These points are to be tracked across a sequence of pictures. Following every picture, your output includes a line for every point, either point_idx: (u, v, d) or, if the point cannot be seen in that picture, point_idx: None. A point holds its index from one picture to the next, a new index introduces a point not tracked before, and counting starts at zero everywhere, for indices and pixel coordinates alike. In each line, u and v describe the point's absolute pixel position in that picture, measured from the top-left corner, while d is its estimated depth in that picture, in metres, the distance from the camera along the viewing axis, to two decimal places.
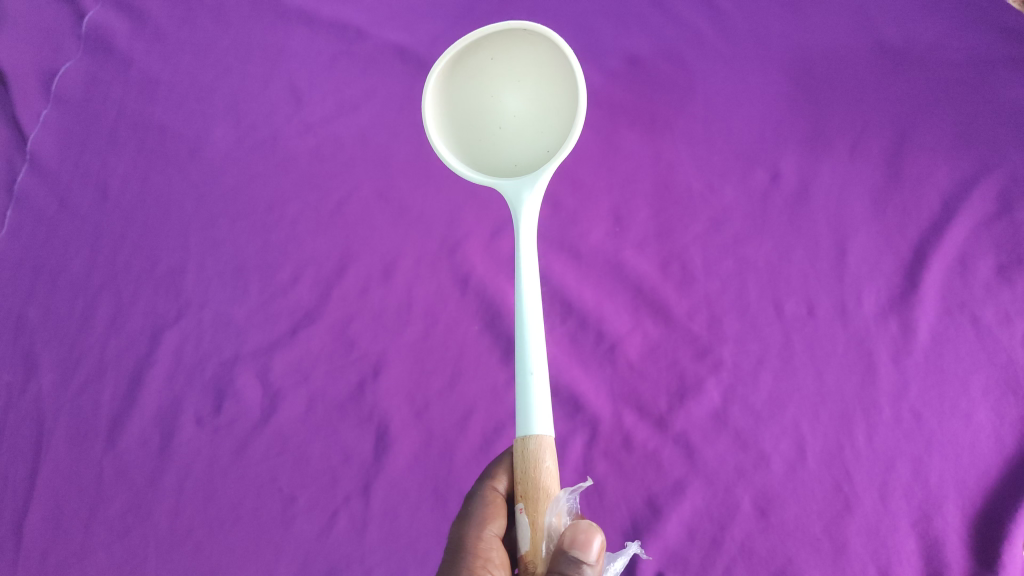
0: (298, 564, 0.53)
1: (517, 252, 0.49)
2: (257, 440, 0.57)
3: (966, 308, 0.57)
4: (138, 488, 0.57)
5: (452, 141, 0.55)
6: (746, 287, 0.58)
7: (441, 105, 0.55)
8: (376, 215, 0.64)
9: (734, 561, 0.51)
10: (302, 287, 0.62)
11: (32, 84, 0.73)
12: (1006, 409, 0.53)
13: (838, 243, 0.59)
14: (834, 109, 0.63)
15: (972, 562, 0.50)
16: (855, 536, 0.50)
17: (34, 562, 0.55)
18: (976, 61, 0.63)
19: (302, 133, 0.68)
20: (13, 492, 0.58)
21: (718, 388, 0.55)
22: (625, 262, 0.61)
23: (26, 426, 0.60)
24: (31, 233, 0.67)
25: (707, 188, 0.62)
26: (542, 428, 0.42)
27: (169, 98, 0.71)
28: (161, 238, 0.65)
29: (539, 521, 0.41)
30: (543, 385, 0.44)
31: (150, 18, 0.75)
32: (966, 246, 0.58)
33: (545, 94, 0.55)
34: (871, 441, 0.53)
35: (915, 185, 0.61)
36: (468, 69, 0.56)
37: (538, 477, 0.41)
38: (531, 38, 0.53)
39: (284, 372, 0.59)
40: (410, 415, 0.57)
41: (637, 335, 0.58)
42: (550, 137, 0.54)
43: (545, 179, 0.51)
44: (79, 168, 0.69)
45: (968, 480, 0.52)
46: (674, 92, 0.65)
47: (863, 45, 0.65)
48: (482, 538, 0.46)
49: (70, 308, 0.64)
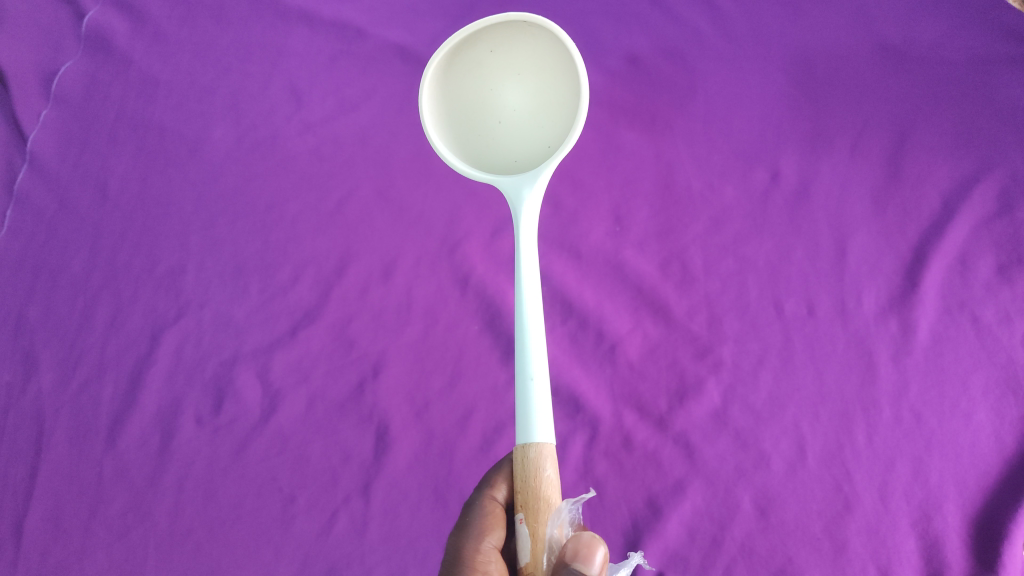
0: (298, 564, 0.53)
1: (517, 252, 0.49)
2: (258, 440, 0.57)
3: (966, 307, 0.57)
4: (138, 487, 0.57)
5: (449, 136, 0.55)
6: (746, 287, 0.58)
7: (438, 100, 0.55)
8: (375, 215, 0.64)
9: (734, 561, 0.50)
10: (302, 287, 0.62)
11: (32, 84, 0.73)
12: (1006, 409, 0.53)
13: (837, 243, 0.59)
14: (834, 108, 0.63)
15: (973, 562, 0.50)
16: (855, 536, 0.50)
17: (34, 561, 0.55)
18: (976, 60, 0.64)
19: (302, 133, 0.68)
20: (12, 491, 0.58)
21: (718, 387, 0.55)
22: (625, 262, 0.61)
23: (26, 426, 0.60)
24: (31, 233, 0.67)
25: (707, 188, 0.62)
26: (543, 436, 0.42)
27: (170, 98, 0.71)
28: (161, 238, 0.65)
29: (539, 532, 0.41)
30: (544, 389, 0.44)
31: (150, 19, 0.75)
32: (966, 245, 0.58)
33: (546, 88, 0.55)
34: (871, 441, 0.53)
35: (915, 184, 0.61)
36: (466, 63, 0.56)
37: (538, 486, 0.41)
38: (532, 29, 0.53)
39: (284, 372, 0.59)
40: (410, 415, 0.57)
41: (637, 335, 0.58)
42: (551, 132, 0.54)
43: (546, 176, 0.51)
44: (79, 168, 0.69)
45: (967, 479, 0.52)
46: (674, 92, 0.66)
47: (863, 44, 0.65)
48: (480, 550, 0.46)
49: (71, 309, 0.64)
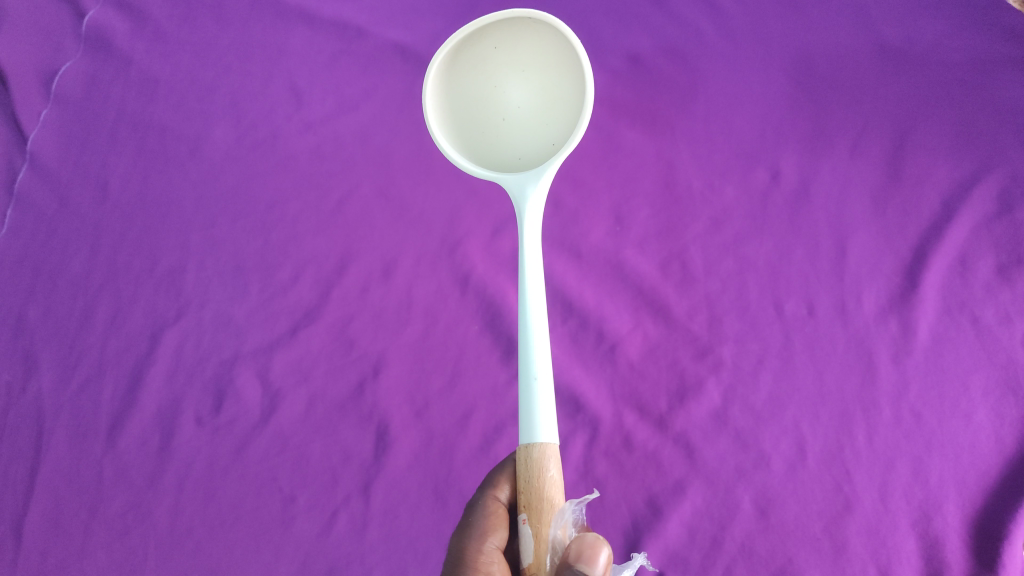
0: (298, 564, 0.53)
1: (521, 250, 0.49)
2: (258, 440, 0.57)
3: (966, 308, 0.57)
4: (138, 487, 0.57)
5: (453, 134, 0.55)
6: (746, 287, 0.58)
7: (442, 97, 0.55)
8: (375, 214, 0.64)
9: (734, 561, 0.50)
10: (302, 286, 0.62)
11: (33, 84, 0.73)
12: (1006, 410, 0.53)
13: (838, 243, 0.59)
14: (835, 108, 0.63)
15: (972, 562, 0.50)
16: (855, 536, 0.50)
17: (33, 561, 0.55)
18: (977, 61, 0.64)
19: (302, 132, 0.68)
20: (12, 491, 0.58)
21: (718, 388, 0.55)
22: (625, 262, 0.61)
23: (26, 426, 0.60)
24: (31, 233, 0.67)
25: (707, 188, 0.62)
26: (546, 436, 0.42)
27: (170, 97, 0.71)
28: (161, 238, 0.65)
29: (543, 532, 0.41)
30: (547, 389, 0.44)
31: (151, 19, 0.75)
32: (967, 246, 0.59)
33: (550, 86, 0.55)
34: (871, 441, 0.53)
35: (915, 185, 0.61)
36: (470, 59, 0.56)
37: (541, 487, 0.41)
38: (536, 26, 0.53)
39: (284, 372, 0.59)
40: (411, 415, 0.57)
41: (638, 335, 0.58)
42: (555, 130, 0.54)
43: (550, 174, 0.51)
44: (79, 167, 0.69)
45: (967, 480, 0.52)
46: (674, 92, 0.66)
47: (864, 45, 0.65)
48: (482, 551, 0.46)
49: (71, 308, 0.64)
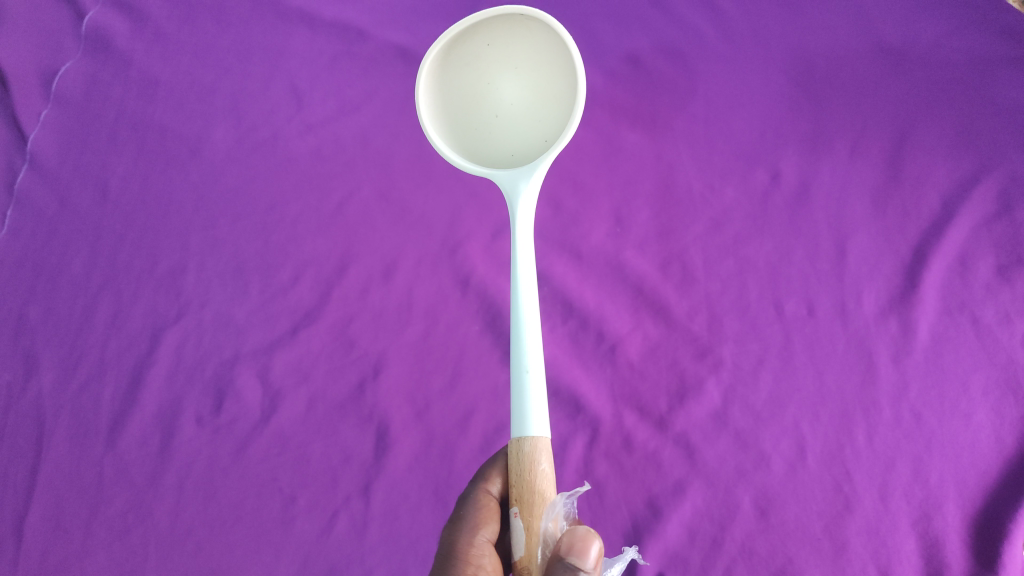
0: (299, 564, 0.54)
1: (513, 242, 0.49)
2: (258, 440, 0.57)
3: (965, 308, 0.57)
4: (138, 487, 0.57)
5: (446, 130, 0.55)
6: (746, 288, 0.58)
7: (434, 93, 0.55)
8: (376, 215, 0.64)
9: (734, 561, 0.51)
10: (302, 287, 0.62)
11: (33, 84, 0.73)
12: (1006, 410, 0.54)
13: (838, 244, 0.59)
14: (834, 109, 0.64)
15: (973, 562, 0.50)
16: (855, 536, 0.50)
17: (34, 561, 0.55)
18: (976, 61, 0.64)
19: (303, 133, 0.68)
20: (12, 491, 0.58)
21: (718, 388, 0.55)
22: (625, 263, 0.61)
23: (26, 426, 0.60)
24: (31, 233, 0.67)
25: (707, 189, 0.62)
26: (538, 430, 0.42)
27: (170, 98, 0.71)
28: (161, 239, 0.65)
29: (534, 525, 0.41)
30: (539, 382, 0.44)
31: (151, 20, 0.75)
32: (966, 246, 0.59)
33: (543, 83, 0.55)
34: (871, 441, 0.53)
35: (915, 185, 0.61)
36: (463, 56, 0.56)
37: (532, 480, 0.41)
38: (528, 23, 0.53)
39: (284, 372, 0.59)
40: (411, 415, 0.57)
41: (638, 335, 0.58)
42: (548, 126, 0.54)
43: (543, 168, 0.51)
44: (79, 168, 0.69)
45: (967, 480, 0.52)
46: (674, 92, 0.66)
47: (863, 45, 0.65)
48: (474, 544, 0.46)
49: (71, 309, 0.64)
